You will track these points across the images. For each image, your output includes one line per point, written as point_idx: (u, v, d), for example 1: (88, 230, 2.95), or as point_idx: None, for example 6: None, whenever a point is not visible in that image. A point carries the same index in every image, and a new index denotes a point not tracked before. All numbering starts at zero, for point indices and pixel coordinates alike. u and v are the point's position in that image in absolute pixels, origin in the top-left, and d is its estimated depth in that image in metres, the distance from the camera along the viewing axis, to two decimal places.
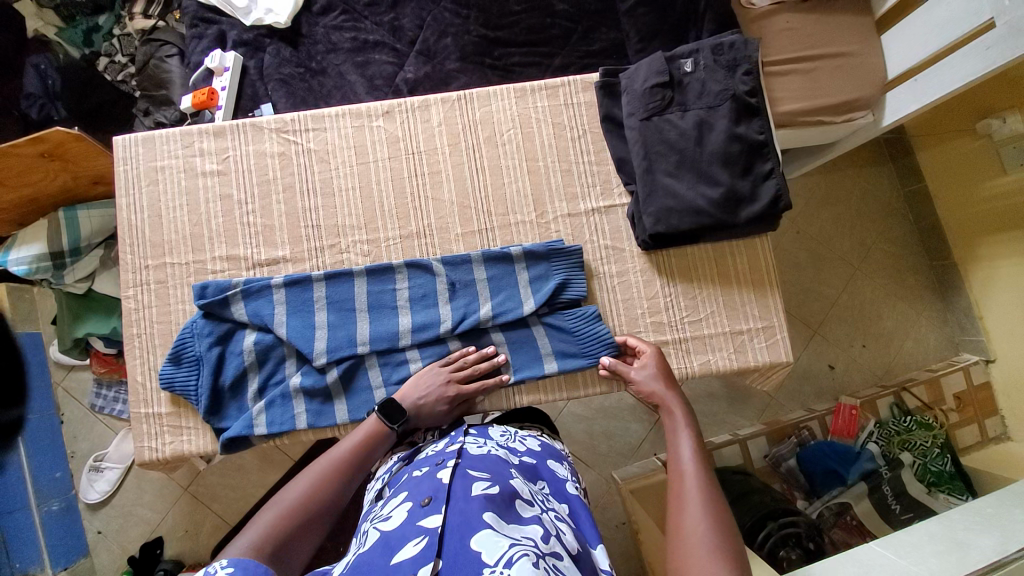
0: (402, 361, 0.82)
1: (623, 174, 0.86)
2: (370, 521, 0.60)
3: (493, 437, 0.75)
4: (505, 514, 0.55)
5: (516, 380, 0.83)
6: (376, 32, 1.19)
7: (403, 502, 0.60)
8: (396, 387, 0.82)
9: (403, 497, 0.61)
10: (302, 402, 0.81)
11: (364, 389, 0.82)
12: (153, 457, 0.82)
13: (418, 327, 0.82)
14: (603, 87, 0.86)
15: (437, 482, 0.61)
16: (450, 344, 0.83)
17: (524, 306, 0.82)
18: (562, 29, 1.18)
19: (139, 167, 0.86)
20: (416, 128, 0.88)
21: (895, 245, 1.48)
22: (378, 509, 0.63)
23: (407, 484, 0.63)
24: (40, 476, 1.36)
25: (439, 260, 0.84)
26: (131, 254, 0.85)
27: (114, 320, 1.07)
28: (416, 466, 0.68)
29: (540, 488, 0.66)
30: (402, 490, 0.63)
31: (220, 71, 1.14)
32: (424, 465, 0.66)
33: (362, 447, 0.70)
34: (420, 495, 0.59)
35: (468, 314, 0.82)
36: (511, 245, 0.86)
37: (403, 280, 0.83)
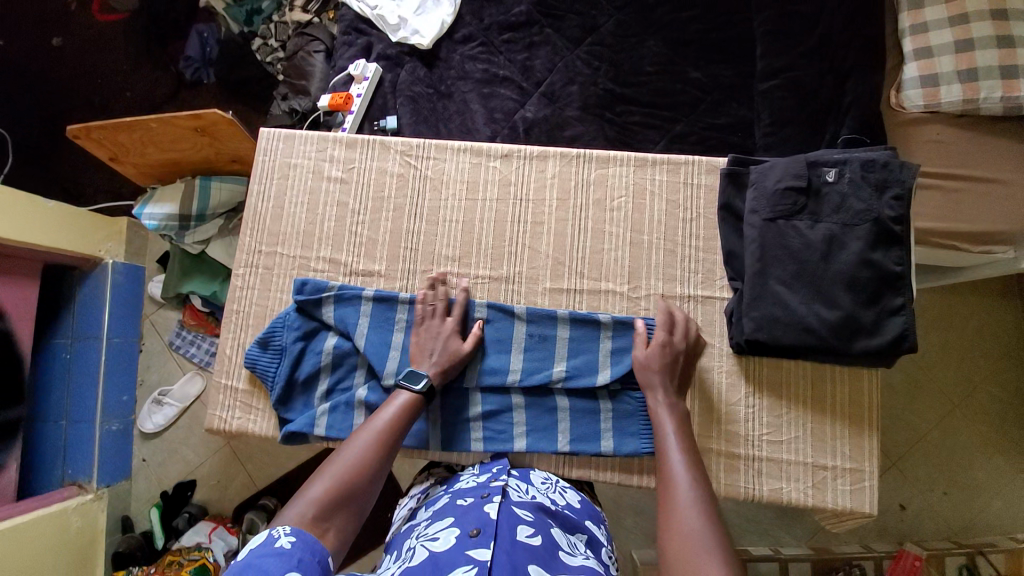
0: (461, 401, 0.82)
1: (731, 269, 0.81)
2: (416, 537, 0.64)
3: (534, 483, 0.74)
4: (549, 567, 0.57)
5: (571, 451, 0.80)
6: (507, 68, 1.23)
7: (451, 527, 0.62)
8: (450, 425, 0.82)
9: (448, 520, 0.64)
10: (363, 415, 0.83)
11: (419, 418, 0.82)
12: (220, 425, 0.87)
13: (486, 372, 0.82)
14: (730, 175, 0.82)
15: (484, 515, 0.62)
16: (513, 396, 0.82)
17: (600, 375, 0.80)
18: (690, 97, 1.17)
19: (275, 160, 0.93)
20: (528, 176, 0.88)
21: (1008, 392, 1.31)
22: (422, 526, 0.66)
23: (454, 511, 0.65)
24: (111, 396, 1.51)
25: (523, 311, 0.84)
26: (248, 237, 0.91)
27: (215, 285, 1.16)
28: (460, 494, 0.70)
29: (578, 539, 0.66)
30: (448, 514, 0.66)
31: (359, 79, 1.24)
32: (469, 496, 0.69)
33: (396, 425, 0.72)
34: (467, 525, 0.62)
35: (541, 370, 0.81)
36: (598, 311, 0.84)
37: (484, 321, 0.84)
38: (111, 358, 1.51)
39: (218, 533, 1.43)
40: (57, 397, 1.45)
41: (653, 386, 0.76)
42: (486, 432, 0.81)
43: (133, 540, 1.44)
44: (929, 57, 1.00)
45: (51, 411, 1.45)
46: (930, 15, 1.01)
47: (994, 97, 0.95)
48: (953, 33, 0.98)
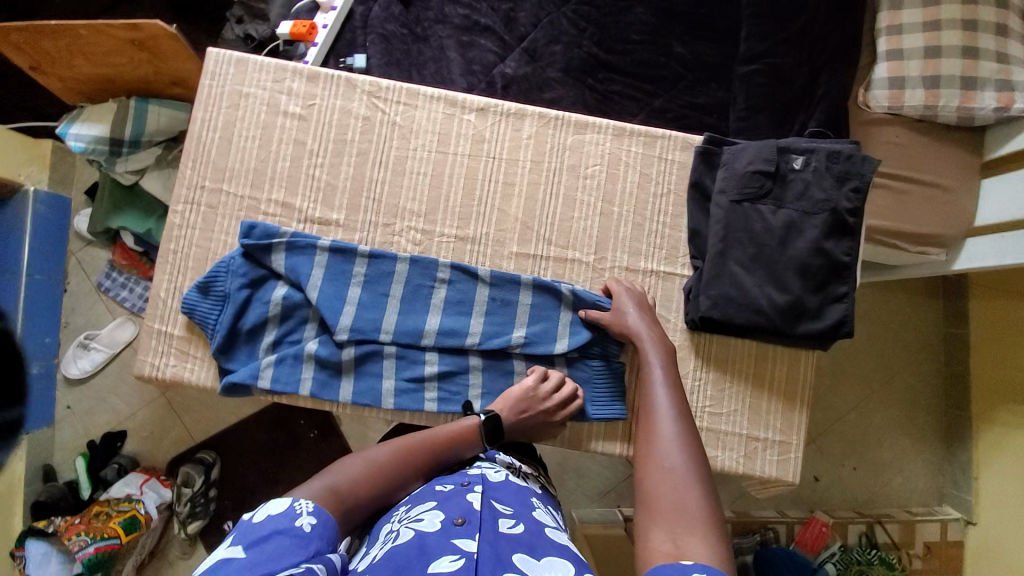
0: (417, 360, 0.81)
1: (694, 247, 0.83)
2: (397, 521, 0.62)
3: (499, 463, 0.74)
4: (535, 549, 0.56)
5: None
6: (489, 17, 1.17)
7: (434, 511, 0.61)
8: (404, 383, 0.80)
9: (430, 504, 0.62)
10: (311, 369, 0.80)
11: (373, 374, 0.80)
12: (153, 374, 0.81)
13: (444, 332, 0.80)
14: (703, 154, 0.83)
15: (467, 504, 0.61)
16: (470, 357, 0.81)
17: (557, 345, 0.81)
18: (672, 71, 1.16)
19: (224, 86, 0.84)
20: (503, 134, 0.85)
21: (920, 381, 1.44)
22: (403, 511, 0.65)
23: (436, 496, 0.64)
24: (30, 338, 1.42)
25: (488, 273, 0.82)
26: (191, 170, 0.83)
27: (150, 223, 1.04)
28: (441, 481, 0.69)
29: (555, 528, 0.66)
30: (430, 499, 0.64)
31: (326, 8, 1.14)
32: (449, 483, 0.67)
33: (448, 444, 0.72)
34: (451, 512, 0.60)
35: (499, 334, 0.81)
36: (560, 281, 0.83)
37: (445, 281, 0.82)
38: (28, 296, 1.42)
39: (150, 485, 1.43)
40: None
41: (642, 328, 0.77)
42: (441, 392, 0.81)
43: (55, 491, 1.41)
44: (900, 59, 1.01)
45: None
46: (907, 17, 1.02)
47: (951, 105, 0.99)
48: (925, 37, 1.00)
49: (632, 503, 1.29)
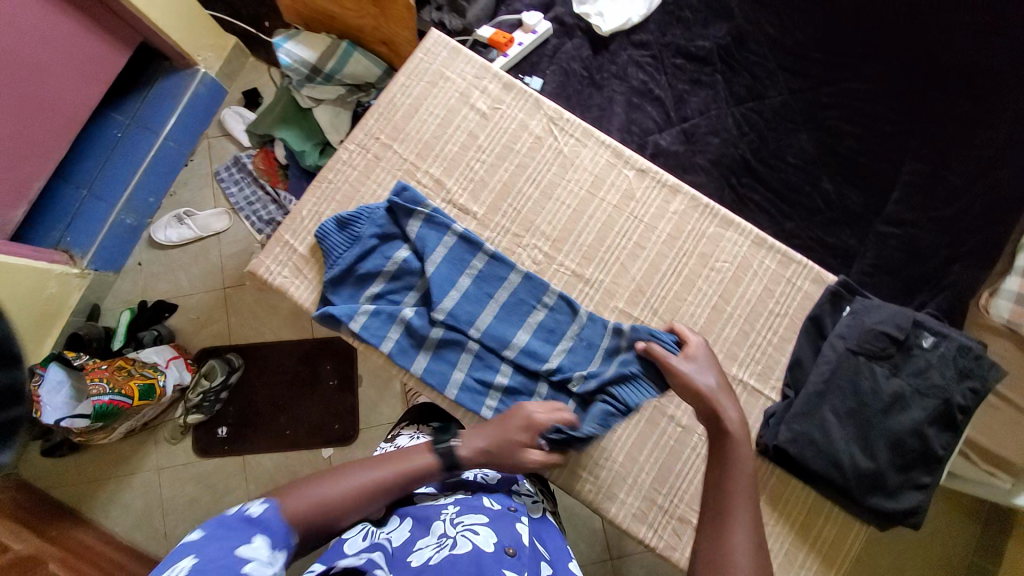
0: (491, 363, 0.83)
1: (790, 375, 0.82)
2: (450, 523, 0.68)
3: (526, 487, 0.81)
4: None
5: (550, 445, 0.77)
6: (663, 90, 1.24)
7: (486, 529, 0.66)
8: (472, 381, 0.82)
9: (483, 520, 0.68)
10: (399, 332, 0.83)
11: (448, 361, 0.83)
12: (263, 275, 0.87)
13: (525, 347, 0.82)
14: (832, 294, 0.84)
15: (516, 537, 0.67)
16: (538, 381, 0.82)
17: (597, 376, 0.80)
18: (813, 203, 1.18)
19: (432, 64, 0.93)
20: (652, 199, 0.88)
21: None
22: (452, 512, 0.71)
23: (488, 513, 0.70)
24: (139, 194, 1.67)
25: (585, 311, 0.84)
26: (373, 120, 0.91)
27: (307, 145, 1.13)
28: (490, 495, 0.75)
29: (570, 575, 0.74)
30: (483, 514, 0.69)
31: (528, 29, 1.24)
32: (498, 502, 0.74)
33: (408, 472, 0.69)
34: (503, 537, 0.66)
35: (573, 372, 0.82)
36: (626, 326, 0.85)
37: (547, 306, 0.84)
38: (156, 158, 1.66)
39: (174, 363, 1.56)
40: (88, 167, 1.56)
41: (723, 402, 0.71)
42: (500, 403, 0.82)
43: (95, 331, 1.57)
44: None
45: (78, 177, 1.54)
46: None
47: None
48: None
49: None
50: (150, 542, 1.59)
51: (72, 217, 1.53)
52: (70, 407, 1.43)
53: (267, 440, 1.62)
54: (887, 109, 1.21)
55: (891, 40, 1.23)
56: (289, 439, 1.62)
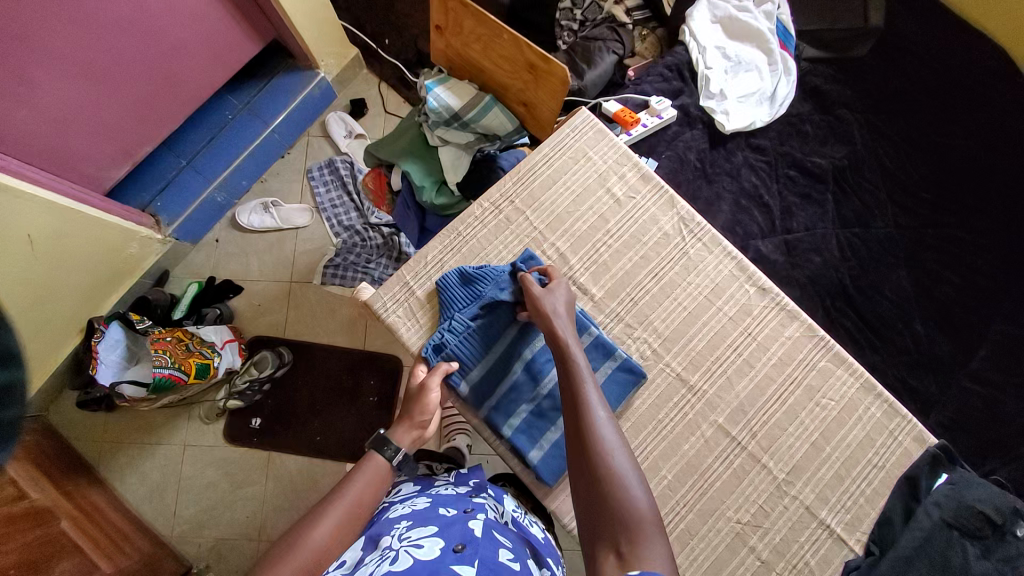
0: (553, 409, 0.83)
1: (880, 532, 0.80)
2: (397, 538, 0.71)
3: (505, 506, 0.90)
4: None
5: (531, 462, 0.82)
6: (772, 198, 1.25)
7: (434, 538, 0.70)
8: (541, 434, 0.82)
9: (429, 531, 0.72)
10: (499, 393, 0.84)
11: (513, 402, 0.84)
12: (377, 309, 0.91)
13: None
14: (934, 455, 0.80)
15: (468, 533, 0.72)
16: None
17: None
18: (904, 342, 1.16)
19: (576, 141, 0.97)
20: (768, 320, 0.89)
21: None
22: (402, 527, 0.74)
23: (437, 522, 0.74)
24: (235, 177, 1.72)
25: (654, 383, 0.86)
26: (511, 183, 0.95)
27: (427, 181, 1.19)
28: (442, 504, 0.82)
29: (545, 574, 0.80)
30: (432, 523, 0.74)
31: (653, 112, 1.28)
32: (453, 509, 0.80)
33: (366, 489, 0.73)
34: (451, 539, 0.71)
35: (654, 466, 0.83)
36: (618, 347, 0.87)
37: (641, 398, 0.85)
38: (259, 147, 1.72)
39: (230, 345, 1.60)
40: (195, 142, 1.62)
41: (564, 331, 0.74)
42: (555, 452, 0.82)
43: (163, 298, 1.62)
44: None
45: (184, 150, 1.62)
46: None
47: None
48: None
49: None
50: (159, 516, 1.58)
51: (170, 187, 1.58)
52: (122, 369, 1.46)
53: (296, 442, 1.61)
54: (993, 264, 1.20)
55: (1006, 198, 1.24)
56: (318, 445, 1.61)
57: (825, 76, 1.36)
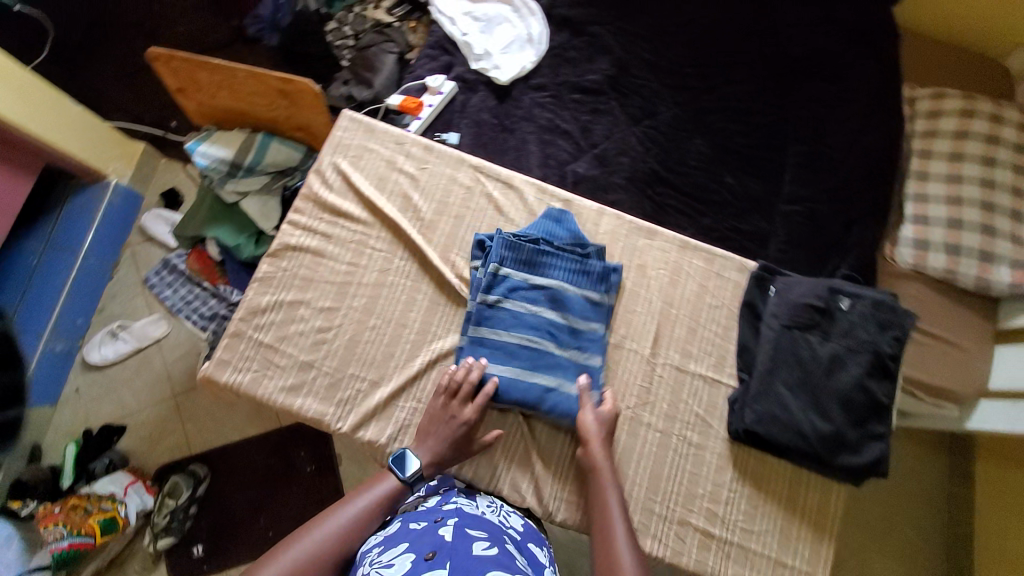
0: (549, 333, 0.86)
1: (742, 360, 0.89)
2: (368, 563, 0.62)
3: (479, 503, 0.77)
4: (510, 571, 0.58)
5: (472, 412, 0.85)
6: (569, 124, 1.34)
7: (405, 553, 0.61)
8: (519, 359, 0.85)
9: (402, 547, 0.62)
10: (497, 302, 0.86)
11: (514, 320, 0.86)
12: (226, 379, 0.86)
13: (558, 302, 0.87)
14: (757, 278, 0.93)
15: (438, 539, 0.62)
16: (554, 341, 0.86)
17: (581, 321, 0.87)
18: (722, 197, 1.31)
19: (353, 140, 0.98)
20: (583, 225, 0.96)
21: (922, 533, 1.44)
22: (374, 553, 0.64)
23: (409, 535, 0.64)
24: (65, 318, 1.50)
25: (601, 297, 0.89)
26: (309, 204, 0.94)
27: (241, 238, 1.12)
28: (412, 518, 0.69)
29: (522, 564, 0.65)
30: (401, 540, 0.64)
31: (434, 91, 1.33)
32: (423, 520, 0.68)
33: (386, 497, 0.73)
34: (422, 550, 0.61)
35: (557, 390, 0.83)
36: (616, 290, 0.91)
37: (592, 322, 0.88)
38: (76, 277, 1.51)
39: (134, 488, 1.40)
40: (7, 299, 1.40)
41: (598, 445, 0.79)
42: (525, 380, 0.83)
43: (41, 473, 1.40)
44: (924, 224, 1.21)
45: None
46: (931, 189, 1.23)
47: (972, 273, 1.17)
48: (947, 210, 1.20)
49: None
50: None
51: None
52: (24, 563, 1.30)
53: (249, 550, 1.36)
54: (761, 105, 1.38)
55: (747, 49, 1.42)
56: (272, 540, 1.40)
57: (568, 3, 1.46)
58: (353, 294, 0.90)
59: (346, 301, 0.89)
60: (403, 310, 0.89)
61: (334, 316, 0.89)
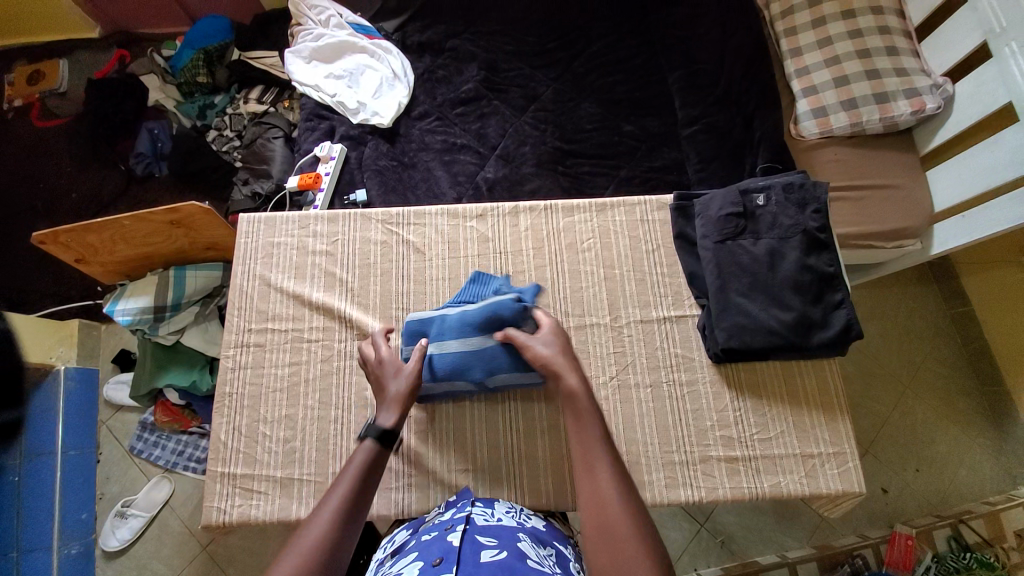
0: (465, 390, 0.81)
1: (695, 288, 0.91)
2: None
3: (498, 509, 0.77)
4: (514, 567, 0.58)
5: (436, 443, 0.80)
6: (464, 137, 1.36)
7: (414, 561, 0.63)
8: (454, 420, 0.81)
9: (411, 557, 0.65)
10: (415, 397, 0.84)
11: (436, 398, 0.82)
12: (219, 519, 0.84)
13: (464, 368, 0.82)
14: (678, 209, 0.95)
15: (447, 544, 0.64)
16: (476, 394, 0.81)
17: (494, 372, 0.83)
18: (628, 145, 1.34)
19: (258, 242, 0.98)
20: (504, 231, 0.98)
21: (943, 365, 1.48)
22: (387, 568, 0.66)
23: (418, 546, 0.67)
24: (67, 517, 1.37)
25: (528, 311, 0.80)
26: (237, 318, 0.94)
27: (195, 373, 1.14)
28: (425, 531, 0.72)
29: (540, 556, 0.65)
30: (412, 551, 0.67)
31: (326, 159, 1.33)
32: (434, 529, 0.70)
33: (366, 475, 0.64)
34: (431, 556, 0.63)
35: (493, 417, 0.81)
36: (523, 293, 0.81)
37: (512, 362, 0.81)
38: (61, 472, 1.37)
39: None
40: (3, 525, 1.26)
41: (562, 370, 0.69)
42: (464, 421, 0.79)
43: None
44: (816, 93, 1.25)
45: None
46: (810, 60, 1.28)
47: (874, 118, 1.20)
48: (830, 72, 1.25)
49: (708, 561, 1.29)
50: None
51: None
52: None
53: None
54: (628, 49, 1.42)
55: (595, 6, 1.47)
56: None
57: (418, 28, 1.48)
58: (305, 393, 0.89)
59: (300, 404, 0.89)
60: (358, 389, 0.89)
61: (294, 423, 0.88)
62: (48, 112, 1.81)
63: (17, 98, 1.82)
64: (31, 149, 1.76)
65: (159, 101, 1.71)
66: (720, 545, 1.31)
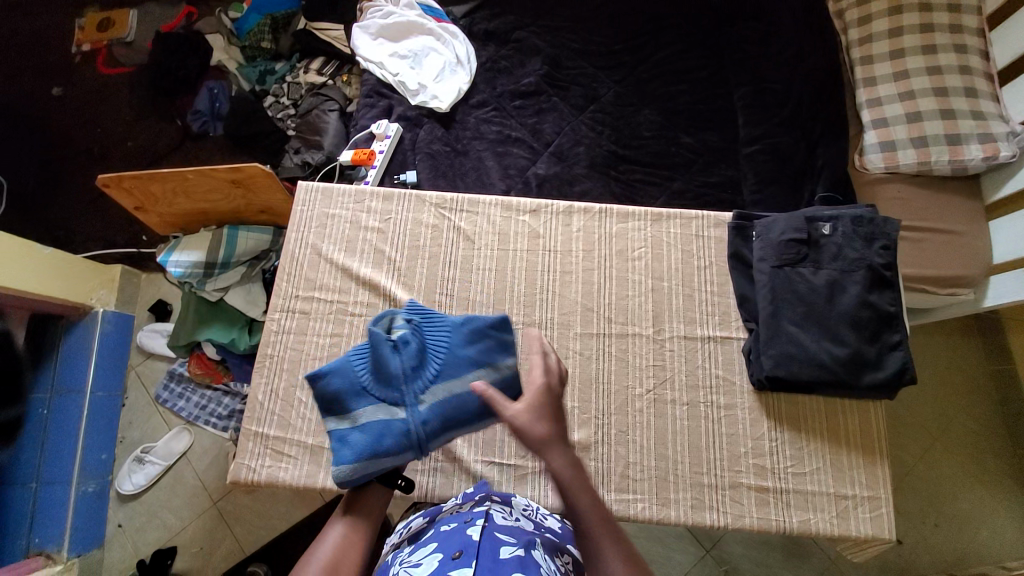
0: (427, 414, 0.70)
1: (745, 311, 0.90)
2: (399, 564, 0.64)
3: (519, 508, 0.76)
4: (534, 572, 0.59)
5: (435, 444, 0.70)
6: (519, 130, 1.36)
7: (434, 552, 0.63)
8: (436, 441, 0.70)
9: (431, 548, 0.65)
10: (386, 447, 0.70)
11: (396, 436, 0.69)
12: (248, 476, 0.86)
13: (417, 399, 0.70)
14: (736, 228, 0.94)
15: (467, 539, 0.64)
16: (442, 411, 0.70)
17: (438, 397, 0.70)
18: (684, 158, 1.32)
19: (313, 211, 1.00)
20: (556, 229, 0.97)
21: (980, 423, 1.42)
22: (405, 555, 0.67)
23: (437, 536, 0.67)
24: (89, 456, 1.43)
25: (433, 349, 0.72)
26: (286, 283, 0.95)
27: (234, 331, 1.16)
28: (445, 521, 0.72)
29: (556, 563, 0.65)
30: (431, 540, 0.67)
31: (382, 137, 1.34)
32: (454, 521, 0.70)
33: (370, 503, 0.71)
34: (450, 548, 0.63)
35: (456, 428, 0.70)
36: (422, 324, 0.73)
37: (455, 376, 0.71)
38: (89, 412, 1.43)
39: None
40: (27, 458, 1.36)
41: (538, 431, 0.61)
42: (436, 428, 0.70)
43: None
44: (886, 126, 1.21)
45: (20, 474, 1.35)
46: (883, 91, 1.23)
47: (943, 160, 1.16)
48: (907, 105, 1.20)
49: None
50: None
51: (30, 512, 1.34)
52: None
53: None
54: (696, 60, 1.39)
55: (667, 11, 1.44)
56: None
57: (486, 16, 1.48)
58: None
59: None
60: None
61: None
62: (114, 61, 1.86)
63: (86, 43, 1.88)
64: (97, 96, 1.82)
65: (223, 62, 1.75)
66: (723, 575, 1.29)
